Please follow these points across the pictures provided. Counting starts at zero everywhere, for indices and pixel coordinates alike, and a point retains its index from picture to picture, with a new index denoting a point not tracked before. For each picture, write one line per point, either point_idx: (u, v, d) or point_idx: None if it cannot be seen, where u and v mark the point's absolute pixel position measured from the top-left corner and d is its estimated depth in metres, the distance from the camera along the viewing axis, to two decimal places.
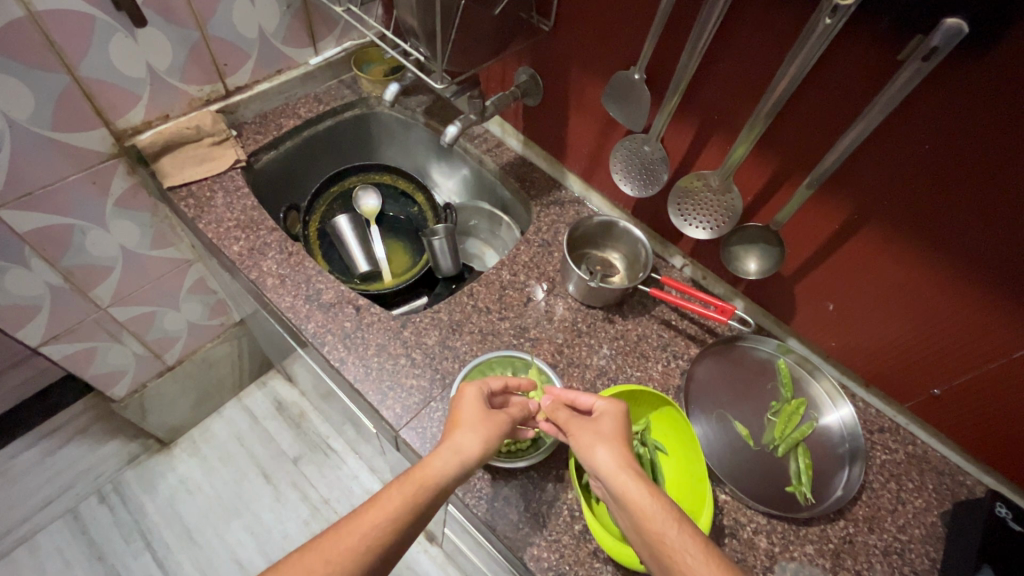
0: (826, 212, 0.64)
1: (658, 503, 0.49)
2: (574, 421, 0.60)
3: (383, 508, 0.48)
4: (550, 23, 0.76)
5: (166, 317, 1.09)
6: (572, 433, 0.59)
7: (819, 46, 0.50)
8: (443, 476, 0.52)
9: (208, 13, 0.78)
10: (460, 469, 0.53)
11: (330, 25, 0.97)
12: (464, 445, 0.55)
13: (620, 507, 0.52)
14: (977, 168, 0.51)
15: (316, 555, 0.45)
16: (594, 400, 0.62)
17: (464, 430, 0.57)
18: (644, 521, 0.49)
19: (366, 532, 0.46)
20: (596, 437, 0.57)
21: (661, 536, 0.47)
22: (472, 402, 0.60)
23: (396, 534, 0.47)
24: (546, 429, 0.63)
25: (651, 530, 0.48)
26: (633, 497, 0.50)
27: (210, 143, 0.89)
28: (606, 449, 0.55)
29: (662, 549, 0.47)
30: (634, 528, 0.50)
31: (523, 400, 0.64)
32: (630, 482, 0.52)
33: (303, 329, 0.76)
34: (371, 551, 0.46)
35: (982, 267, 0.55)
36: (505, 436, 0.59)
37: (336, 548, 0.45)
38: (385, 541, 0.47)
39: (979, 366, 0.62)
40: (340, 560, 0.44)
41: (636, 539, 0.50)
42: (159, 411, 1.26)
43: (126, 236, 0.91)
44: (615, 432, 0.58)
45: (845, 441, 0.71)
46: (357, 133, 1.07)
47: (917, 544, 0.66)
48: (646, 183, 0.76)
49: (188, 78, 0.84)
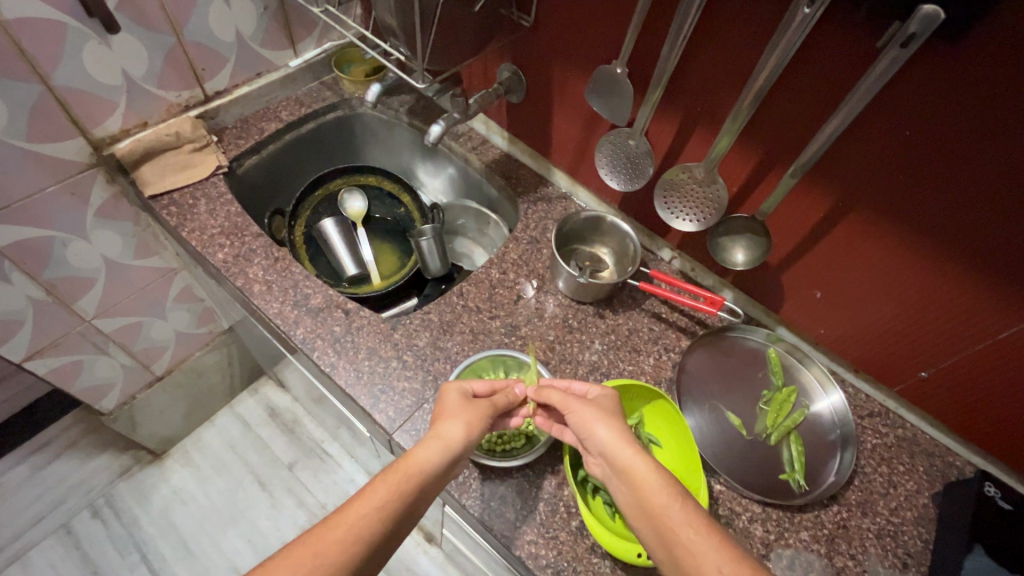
0: (811, 201, 0.65)
1: (659, 477, 0.50)
2: (569, 400, 0.58)
3: (369, 501, 0.48)
4: (530, 19, 0.76)
5: (153, 326, 1.07)
6: (571, 411, 0.57)
7: (798, 37, 0.50)
8: (428, 466, 0.52)
9: (183, 16, 0.77)
10: (446, 458, 0.54)
11: (309, 26, 0.95)
12: (448, 433, 0.55)
13: (622, 482, 0.52)
14: (965, 148, 0.50)
15: (305, 551, 0.44)
16: (589, 387, 0.62)
17: (448, 420, 0.57)
18: (651, 497, 0.49)
19: (354, 523, 0.47)
20: (597, 415, 0.56)
21: (666, 510, 0.48)
22: (452, 392, 0.61)
23: (381, 525, 0.47)
24: (540, 422, 0.64)
25: (654, 504, 0.49)
26: (638, 472, 0.51)
27: (190, 149, 0.88)
28: (607, 427, 0.55)
29: (664, 524, 0.47)
30: (636, 505, 0.50)
31: (509, 387, 0.64)
32: (635, 457, 0.52)
33: (292, 335, 0.76)
34: (359, 543, 0.46)
35: (968, 251, 0.56)
36: (488, 426, 0.60)
37: (325, 541, 0.45)
38: (372, 534, 0.47)
39: (965, 349, 0.63)
40: (330, 553, 0.45)
41: (636, 516, 0.50)
42: (150, 422, 1.24)
43: (108, 247, 0.90)
44: (614, 412, 0.58)
45: (836, 427, 0.72)
46: (341, 134, 1.06)
47: (909, 526, 0.67)
48: (632, 177, 0.77)
49: (165, 84, 0.83)
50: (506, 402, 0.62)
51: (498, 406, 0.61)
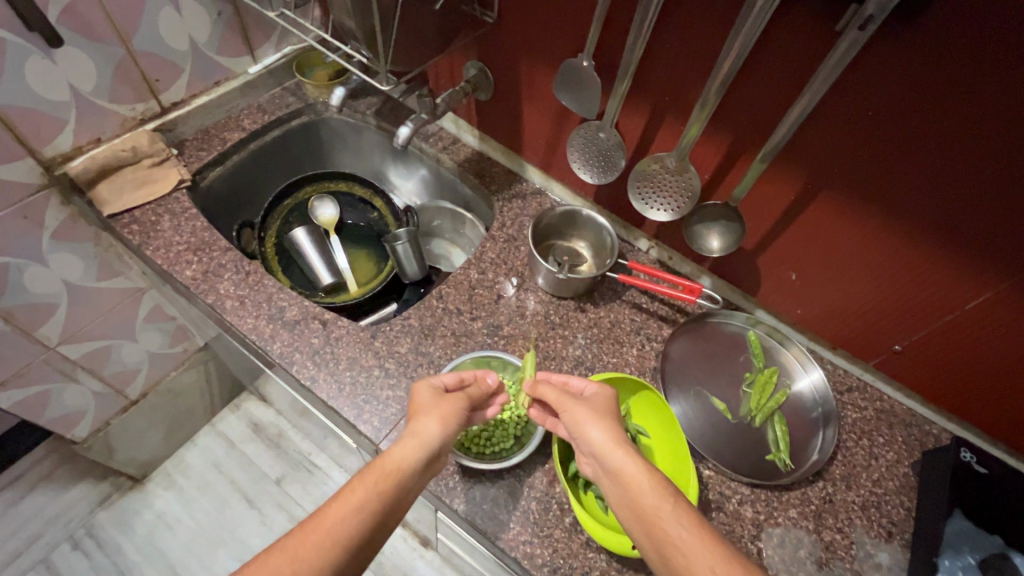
0: (782, 185, 0.66)
1: (650, 477, 0.51)
2: (564, 398, 0.59)
3: (347, 502, 0.48)
4: (494, 14, 0.75)
5: (123, 350, 1.04)
6: (565, 410, 0.58)
7: (759, 22, 0.51)
8: (405, 464, 0.52)
9: (131, 26, 0.74)
10: (423, 455, 0.53)
11: (267, 31, 0.92)
12: (425, 429, 0.55)
13: (614, 482, 0.52)
14: (927, 124, 0.51)
15: (283, 556, 0.44)
16: (586, 385, 0.62)
17: (423, 416, 0.56)
18: (640, 498, 0.49)
19: (333, 526, 0.46)
20: (590, 415, 0.56)
21: (658, 512, 0.48)
22: (424, 389, 0.59)
23: (361, 526, 0.47)
24: (535, 416, 0.64)
25: (647, 505, 0.49)
26: (628, 474, 0.51)
27: (149, 164, 0.85)
28: (599, 428, 0.55)
29: (656, 525, 0.48)
30: (626, 504, 0.50)
31: (483, 377, 0.64)
32: (624, 458, 0.52)
33: (269, 350, 0.74)
34: (338, 547, 0.46)
35: (934, 225, 0.57)
36: (464, 419, 0.59)
37: (302, 548, 0.45)
38: (352, 536, 0.47)
39: (934, 321, 0.65)
40: (308, 558, 0.44)
41: (627, 516, 0.50)
42: (127, 447, 1.20)
43: (68, 270, 0.86)
44: (608, 411, 0.58)
45: (818, 405, 0.74)
46: (307, 140, 1.04)
47: (892, 496, 0.69)
48: (605, 170, 0.77)
49: (117, 97, 0.79)
50: (480, 393, 0.62)
51: (472, 397, 0.61)
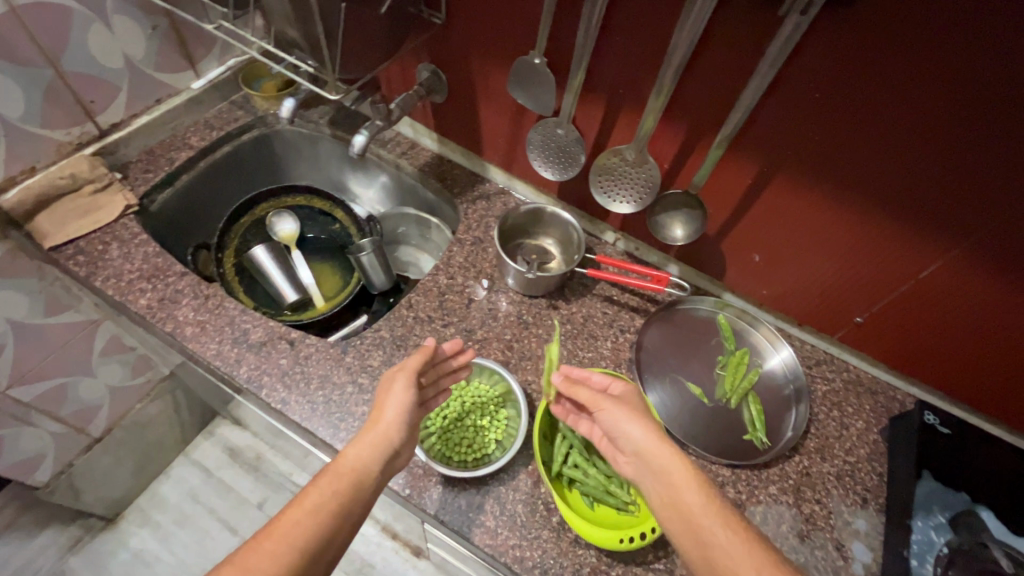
0: (739, 170, 0.67)
1: (695, 477, 0.51)
2: (599, 398, 0.58)
3: (302, 506, 0.48)
4: (442, 15, 0.73)
5: (80, 386, 0.99)
6: (602, 408, 0.58)
7: (706, 11, 0.51)
8: (359, 462, 0.52)
9: (59, 46, 0.70)
10: (378, 451, 0.53)
11: (207, 44, 0.89)
12: (379, 425, 0.55)
13: (656, 481, 0.52)
14: (871, 102, 0.53)
15: (236, 567, 0.44)
16: (610, 381, 0.62)
17: (378, 411, 0.56)
18: (683, 498, 0.50)
19: (287, 531, 0.47)
20: (628, 414, 0.56)
21: (700, 512, 0.49)
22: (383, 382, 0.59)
23: (316, 528, 0.48)
24: (558, 412, 0.66)
25: (691, 506, 0.50)
26: (673, 474, 0.51)
27: (92, 190, 0.81)
28: (639, 426, 0.55)
29: (698, 525, 0.49)
30: (671, 505, 0.51)
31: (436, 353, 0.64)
32: (669, 458, 0.52)
33: (235, 376, 0.71)
34: (293, 550, 0.46)
35: (884, 199, 0.59)
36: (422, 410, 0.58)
37: (257, 556, 0.45)
38: (307, 538, 0.47)
39: (892, 292, 0.67)
40: (263, 567, 0.44)
41: (668, 516, 0.51)
42: (95, 486, 1.15)
43: (12, 309, 0.80)
44: (644, 410, 0.58)
45: (789, 382, 0.76)
46: (260, 153, 1.00)
47: (864, 463, 0.72)
48: (566, 167, 0.77)
49: (51, 122, 0.75)
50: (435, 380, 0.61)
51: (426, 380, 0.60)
